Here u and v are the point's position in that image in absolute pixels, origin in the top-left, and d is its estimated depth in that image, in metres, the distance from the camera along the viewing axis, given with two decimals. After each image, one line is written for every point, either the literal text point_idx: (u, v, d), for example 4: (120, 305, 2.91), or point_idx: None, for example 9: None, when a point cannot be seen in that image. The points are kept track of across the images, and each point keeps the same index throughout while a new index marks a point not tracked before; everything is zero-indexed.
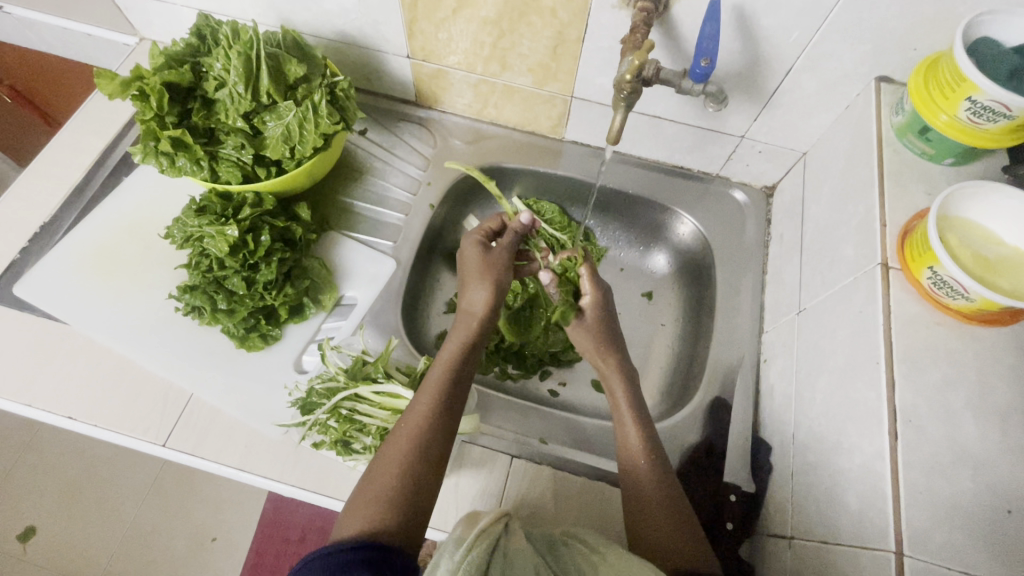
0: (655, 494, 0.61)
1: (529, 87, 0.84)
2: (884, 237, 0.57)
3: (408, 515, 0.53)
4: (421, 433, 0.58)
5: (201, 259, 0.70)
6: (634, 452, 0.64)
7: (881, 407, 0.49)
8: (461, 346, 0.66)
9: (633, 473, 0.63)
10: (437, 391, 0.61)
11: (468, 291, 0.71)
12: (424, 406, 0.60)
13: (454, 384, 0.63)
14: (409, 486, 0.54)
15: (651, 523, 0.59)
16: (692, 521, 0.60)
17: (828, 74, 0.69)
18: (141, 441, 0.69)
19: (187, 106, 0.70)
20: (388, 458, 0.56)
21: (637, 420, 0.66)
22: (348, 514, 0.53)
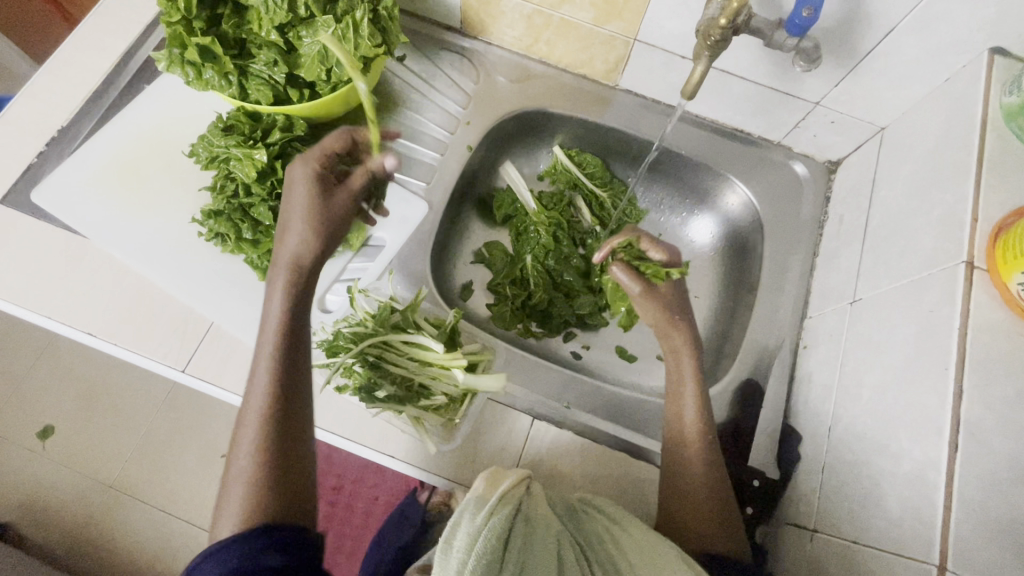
0: (699, 475, 0.60)
1: (588, 24, 0.76)
2: (973, 233, 0.51)
3: (287, 498, 0.48)
4: (265, 412, 0.50)
5: (226, 182, 0.66)
6: (689, 435, 0.62)
7: (944, 416, 0.46)
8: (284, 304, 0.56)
9: (681, 451, 0.62)
10: (270, 351, 0.53)
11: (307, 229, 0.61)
12: (263, 369, 0.52)
13: (294, 337, 0.54)
14: (284, 454, 0.49)
15: (687, 501, 0.60)
16: (728, 505, 0.60)
17: (935, 39, 0.60)
18: (161, 364, 0.68)
19: (217, 12, 0.64)
20: (241, 447, 0.49)
21: (699, 400, 0.64)
22: (230, 497, 0.48)
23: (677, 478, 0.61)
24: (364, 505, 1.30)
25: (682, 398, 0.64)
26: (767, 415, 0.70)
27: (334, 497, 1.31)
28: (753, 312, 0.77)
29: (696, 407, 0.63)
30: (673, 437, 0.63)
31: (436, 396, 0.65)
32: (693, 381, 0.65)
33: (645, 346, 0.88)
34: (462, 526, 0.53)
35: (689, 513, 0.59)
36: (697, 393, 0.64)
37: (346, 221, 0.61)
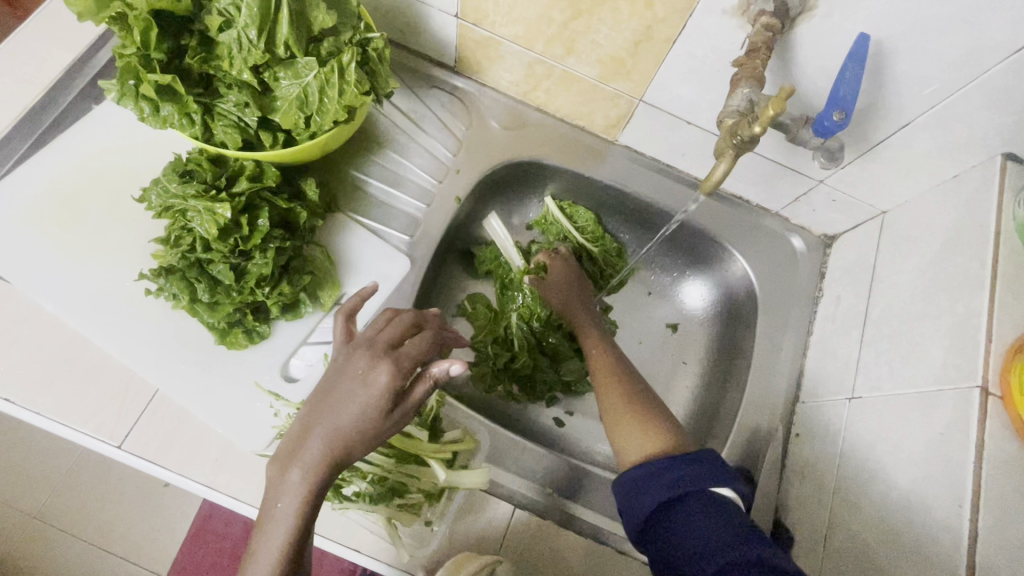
0: (612, 381, 0.64)
1: (593, 80, 0.72)
2: (988, 354, 0.50)
3: None
4: None
5: (183, 234, 0.58)
6: (598, 362, 0.68)
7: (959, 558, 0.44)
8: (302, 504, 0.47)
9: (597, 372, 0.67)
10: (292, 516, 0.47)
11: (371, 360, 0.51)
12: (281, 532, 0.46)
13: (314, 506, 0.47)
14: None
15: (611, 406, 0.61)
16: (655, 403, 0.61)
17: (950, 137, 0.59)
18: (93, 440, 0.59)
19: (180, 43, 0.56)
20: None
21: (601, 344, 0.70)
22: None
23: (602, 395, 0.64)
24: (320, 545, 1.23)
25: (588, 342, 0.71)
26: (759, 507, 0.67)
27: None
28: (746, 391, 0.74)
29: (601, 346, 0.70)
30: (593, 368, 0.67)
31: (411, 493, 0.61)
32: (593, 329, 0.73)
33: None
34: None
35: (621, 422, 0.60)
36: (598, 337, 0.72)
37: (398, 375, 0.51)
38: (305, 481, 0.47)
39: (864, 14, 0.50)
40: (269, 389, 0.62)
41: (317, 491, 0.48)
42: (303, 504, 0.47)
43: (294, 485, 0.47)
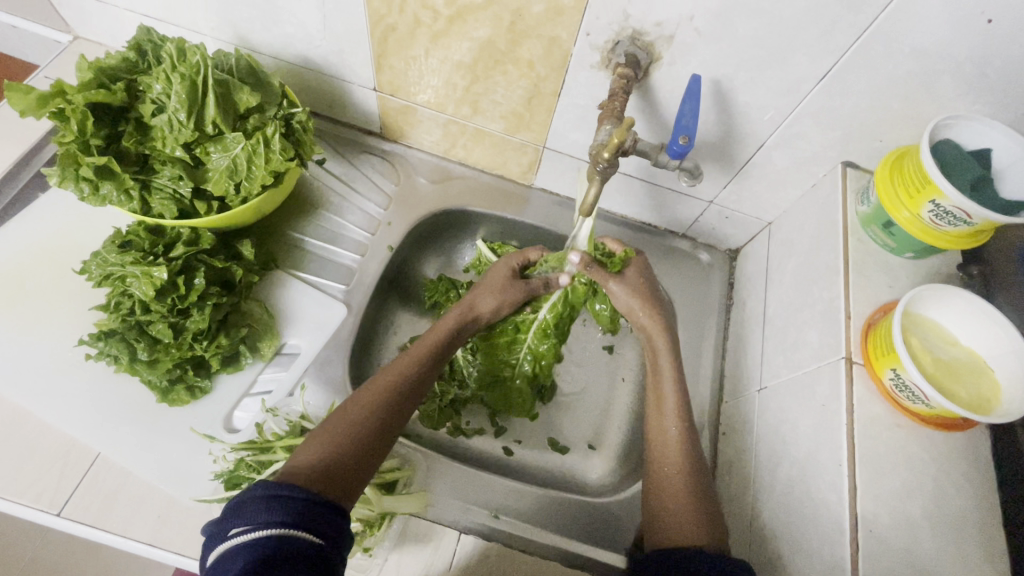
0: (679, 473, 0.61)
1: (500, 133, 0.81)
2: (849, 330, 0.57)
3: (348, 462, 0.53)
4: (353, 424, 0.55)
5: (122, 299, 0.63)
6: (672, 445, 0.63)
7: (843, 512, 0.49)
8: (432, 347, 0.67)
9: (662, 453, 0.63)
10: (388, 390, 0.60)
11: (478, 294, 0.75)
12: (372, 399, 0.58)
13: (403, 397, 0.60)
14: (333, 475, 0.51)
15: (666, 501, 0.59)
16: (714, 507, 0.59)
17: (798, 153, 0.69)
18: (30, 509, 0.59)
19: (117, 129, 0.63)
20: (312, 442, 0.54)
21: (680, 415, 0.65)
22: (298, 451, 0.53)
23: (656, 481, 0.62)
24: None
25: (662, 408, 0.66)
26: None
27: None
28: None
29: (674, 417, 0.65)
30: (656, 449, 0.64)
31: (354, 522, 0.62)
32: (674, 391, 0.67)
33: (577, 436, 0.86)
34: None
35: (670, 513, 0.58)
36: (678, 407, 0.65)
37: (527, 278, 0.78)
38: (398, 373, 0.62)
39: (698, 60, 0.61)
40: (205, 432, 0.64)
41: (407, 383, 0.62)
42: (397, 388, 0.61)
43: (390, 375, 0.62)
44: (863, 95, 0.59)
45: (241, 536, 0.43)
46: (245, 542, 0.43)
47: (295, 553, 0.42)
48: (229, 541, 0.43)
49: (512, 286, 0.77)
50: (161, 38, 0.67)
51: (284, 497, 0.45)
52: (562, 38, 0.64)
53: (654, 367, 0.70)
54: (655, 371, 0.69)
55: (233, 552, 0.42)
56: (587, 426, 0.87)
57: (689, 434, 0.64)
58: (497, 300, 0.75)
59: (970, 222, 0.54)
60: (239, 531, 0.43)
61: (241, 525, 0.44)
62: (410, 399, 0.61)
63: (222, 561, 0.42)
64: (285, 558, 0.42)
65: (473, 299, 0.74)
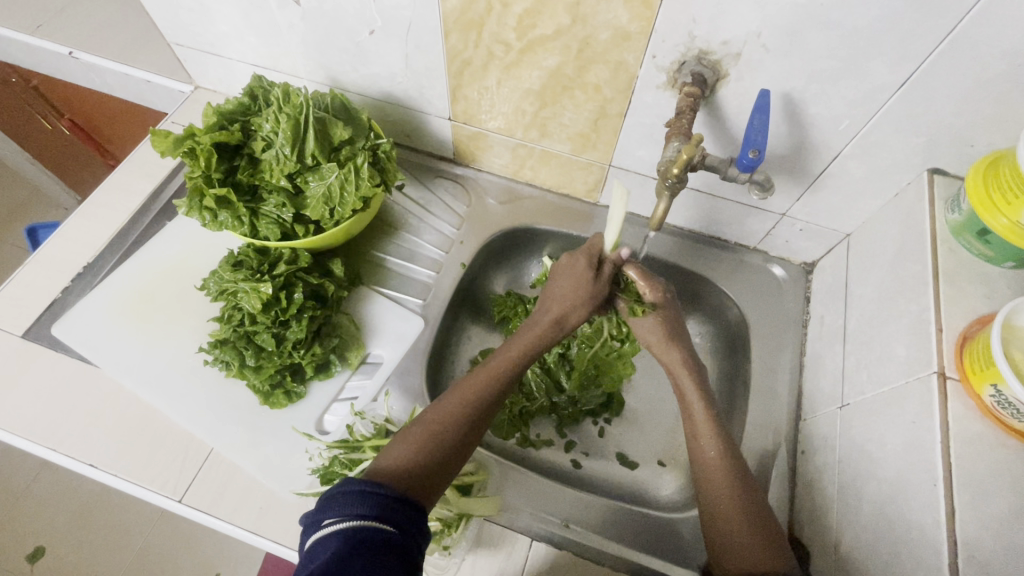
0: (727, 491, 0.60)
1: (567, 154, 0.85)
2: (940, 344, 0.54)
3: (434, 464, 0.57)
4: (438, 428, 0.60)
5: (234, 312, 0.71)
6: (713, 466, 0.62)
7: (941, 536, 0.46)
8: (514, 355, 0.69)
9: (706, 475, 0.62)
10: (467, 398, 0.63)
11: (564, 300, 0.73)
12: (452, 407, 0.62)
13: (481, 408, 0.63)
14: (416, 479, 0.55)
15: (723, 520, 0.58)
16: (768, 518, 0.58)
17: (877, 162, 0.67)
18: (158, 495, 0.68)
19: (233, 164, 0.72)
20: (403, 445, 0.58)
21: (715, 432, 0.65)
22: (388, 451, 0.58)
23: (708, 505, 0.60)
24: None
25: (695, 428, 0.66)
26: None
27: None
28: (748, 413, 0.77)
29: (710, 435, 0.64)
30: (700, 470, 0.63)
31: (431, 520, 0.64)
32: (703, 408, 0.67)
33: (645, 452, 0.86)
34: None
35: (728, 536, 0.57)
36: (712, 424, 0.65)
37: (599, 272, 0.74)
38: (477, 385, 0.65)
39: (767, 74, 0.61)
40: (302, 430, 0.71)
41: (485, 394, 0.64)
42: (477, 397, 0.63)
43: (473, 385, 0.65)
44: (948, 100, 0.57)
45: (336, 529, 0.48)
46: (335, 532, 0.48)
47: (379, 542, 0.47)
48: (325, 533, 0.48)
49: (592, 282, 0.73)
50: (270, 84, 0.76)
51: (370, 492, 0.50)
52: (628, 62, 0.66)
53: (682, 398, 0.70)
54: (685, 403, 0.69)
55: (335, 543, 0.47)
56: (657, 442, 0.86)
57: (728, 448, 0.64)
58: (584, 303, 0.72)
59: None
60: (330, 521, 0.48)
61: (332, 516, 0.49)
62: (489, 411, 0.64)
63: (314, 548, 0.47)
64: (374, 546, 0.47)
65: (556, 304, 0.72)
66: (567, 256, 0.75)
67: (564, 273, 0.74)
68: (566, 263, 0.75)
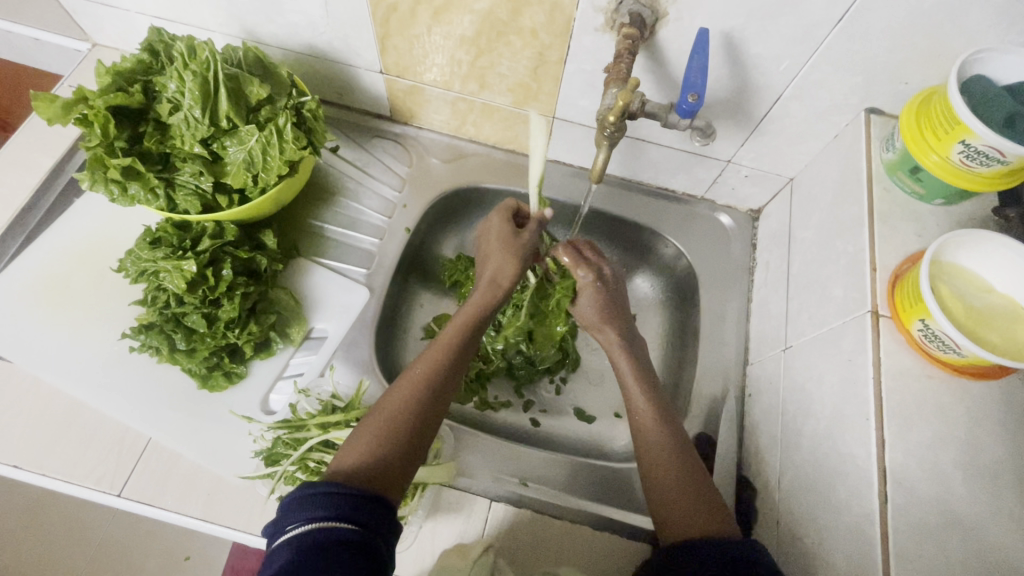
0: (670, 464, 0.61)
1: (508, 106, 0.81)
2: (874, 282, 0.55)
3: (395, 455, 0.55)
4: (396, 417, 0.57)
5: (158, 293, 0.66)
6: (654, 441, 0.63)
7: (871, 466, 0.48)
8: (464, 327, 0.67)
9: (650, 453, 0.63)
10: (419, 383, 0.60)
11: (494, 265, 0.71)
12: (403, 394, 0.60)
13: (434, 393, 0.60)
14: (377, 472, 0.53)
15: (662, 492, 0.60)
16: (706, 484, 0.60)
17: (817, 103, 0.66)
18: (94, 492, 0.64)
19: (139, 130, 0.65)
20: (360, 439, 0.56)
21: (653, 413, 0.65)
22: (343, 450, 0.56)
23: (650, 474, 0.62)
24: None
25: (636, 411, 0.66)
26: (722, 469, 0.70)
27: None
28: (697, 362, 0.78)
29: (652, 416, 0.65)
30: (642, 448, 0.64)
31: None
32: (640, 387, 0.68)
33: (601, 405, 0.87)
34: None
35: (666, 504, 0.59)
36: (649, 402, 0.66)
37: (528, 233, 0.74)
38: (431, 364, 0.62)
39: (706, 13, 0.58)
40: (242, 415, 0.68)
41: (437, 375, 0.61)
42: (430, 381, 0.61)
43: (423, 367, 0.62)
44: (884, 36, 0.56)
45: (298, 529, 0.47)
46: (300, 536, 0.47)
47: (345, 543, 0.46)
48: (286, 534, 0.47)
49: (514, 238, 0.73)
50: (172, 38, 0.68)
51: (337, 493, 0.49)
52: (564, 3, 0.62)
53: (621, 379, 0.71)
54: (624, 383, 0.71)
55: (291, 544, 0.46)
56: (613, 395, 0.88)
57: (667, 425, 0.65)
58: (512, 259, 0.71)
59: (1004, 161, 0.51)
60: (295, 525, 0.47)
61: (297, 520, 0.48)
62: (444, 393, 0.62)
63: (279, 551, 0.46)
64: (338, 549, 0.46)
65: (489, 270, 0.71)
66: (483, 222, 0.77)
67: (489, 241, 0.74)
68: (484, 230, 0.76)
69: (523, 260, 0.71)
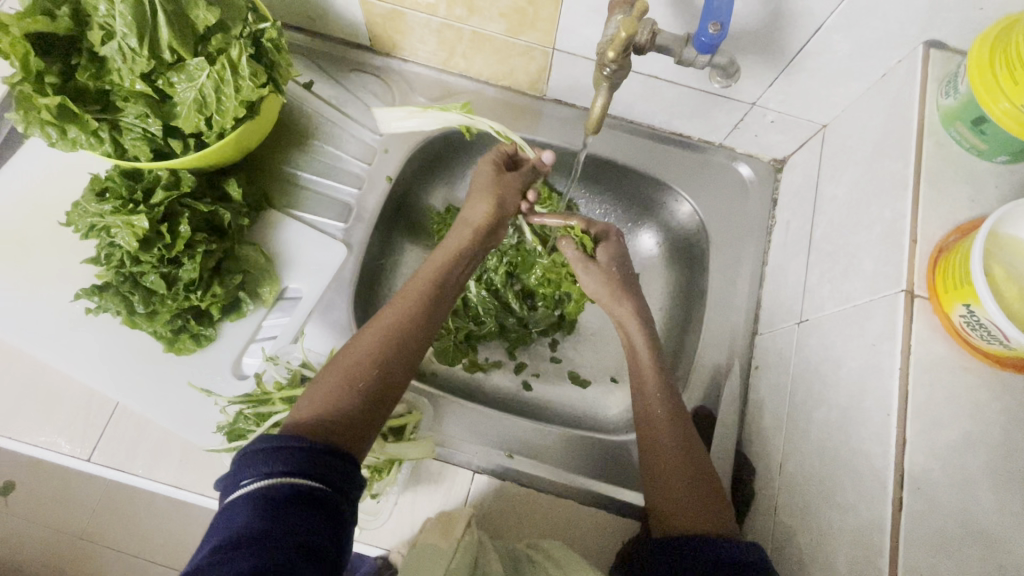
0: (668, 450, 0.58)
1: (502, 36, 0.70)
2: (912, 257, 0.47)
3: (361, 403, 0.49)
4: (358, 363, 0.51)
5: (111, 250, 0.60)
6: (659, 424, 0.60)
7: (887, 467, 0.43)
8: (440, 267, 0.63)
9: (652, 433, 0.60)
10: (389, 330, 0.55)
11: (471, 205, 0.68)
12: (374, 345, 0.53)
13: (405, 339, 0.55)
14: (342, 423, 0.47)
15: (664, 478, 0.57)
16: (707, 477, 0.57)
17: (865, 35, 0.55)
18: (64, 455, 0.62)
19: (71, 62, 0.57)
20: (320, 388, 0.50)
21: (662, 397, 0.62)
22: (301, 404, 0.49)
23: (649, 461, 0.59)
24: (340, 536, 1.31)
25: (644, 389, 0.63)
26: (721, 445, 0.66)
27: None
28: (703, 330, 0.73)
29: (660, 397, 0.62)
30: (642, 427, 0.62)
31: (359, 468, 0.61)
32: (653, 372, 0.65)
33: (597, 369, 0.83)
34: None
35: (660, 479, 0.57)
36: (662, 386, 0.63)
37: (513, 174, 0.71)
38: (403, 311, 0.57)
39: None
40: (201, 387, 0.64)
41: (405, 323, 0.56)
42: (400, 331, 0.55)
43: (398, 317, 0.56)
44: None
45: (251, 486, 0.41)
46: (257, 494, 0.40)
47: (304, 500, 0.40)
48: (239, 490, 0.41)
49: (501, 179, 0.69)
50: None
51: (290, 445, 0.42)
52: None
53: (633, 355, 0.68)
54: (636, 360, 0.67)
55: (241, 503, 0.40)
56: (610, 359, 0.84)
57: (671, 403, 0.62)
58: (490, 201, 0.68)
59: None
60: (249, 481, 0.41)
61: (254, 475, 0.41)
62: (416, 343, 0.56)
63: (229, 511, 0.40)
64: (299, 505, 0.40)
65: (466, 210, 0.68)
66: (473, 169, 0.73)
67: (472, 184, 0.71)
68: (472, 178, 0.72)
69: (499, 203, 0.68)
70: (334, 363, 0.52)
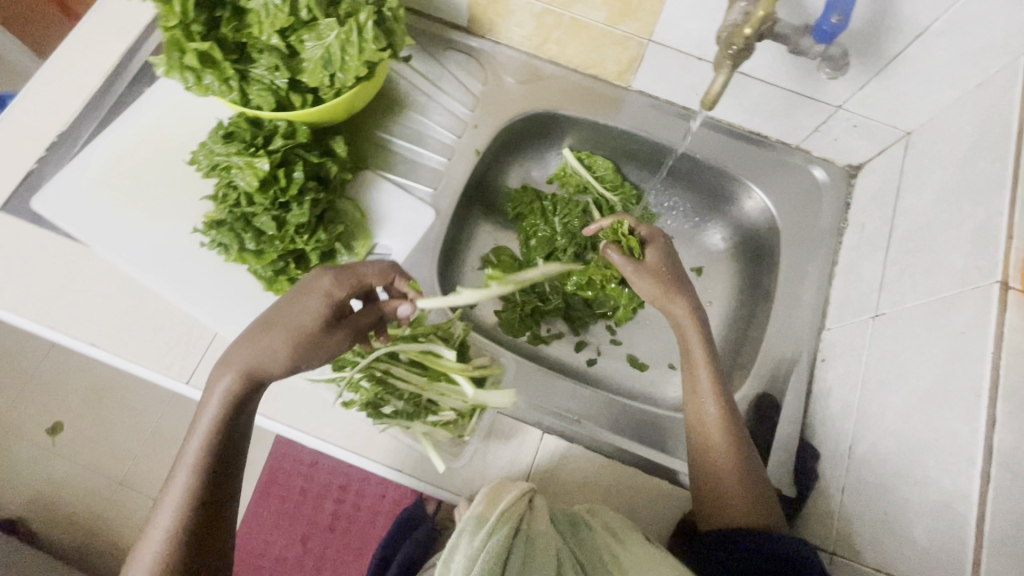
0: (721, 445, 0.60)
1: (600, 24, 0.73)
2: (1008, 251, 0.49)
3: (195, 518, 0.51)
4: (192, 482, 0.52)
5: (229, 190, 0.65)
6: (712, 418, 0.62)
7: (976, 444, 0.44)
8: (316, 359, 0.57)
9: (704, 435, 0.62)
10: (204, 452, 0.53)
11: (312, 295, 0.57)
12: (187, 464, 0.52)
13: (225, 447, 0.54)
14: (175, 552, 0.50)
15: (717, 477, 0.59)
16: (757, 468, 0.60)
17: (967, 43, 0.57)
18: (165, 376, 0.66)
19: (216, 14, 0.62)
20: (163, 512, 0.52)
21: (715, 389, 0.63)
22: (156, 518, 0.52)
23: (700, 459, 0.61)
24: (371, 503, 1.32)
25: (696, 389, 0.64)
26: (785, 430, 0.68)
27: (341, 496, 1.32)
28: (771, 322, 0.75)
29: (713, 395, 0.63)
30: (694, 423, 0.63)
31: (446, 411, 0.66)
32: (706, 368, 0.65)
33: (656, 355, 0.85)
34: (458, 552, 0.52)
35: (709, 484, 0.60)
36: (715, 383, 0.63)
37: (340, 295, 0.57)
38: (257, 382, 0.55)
39: None
40: None
41: (216, 436, 0.54)
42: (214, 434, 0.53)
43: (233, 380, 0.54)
44: None
45: None
46: None
47: None
48: None
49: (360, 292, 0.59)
50: None
51: None
52: None
53: (686, 353, 0.67)
54: (689, 359, 0.66)
55: None
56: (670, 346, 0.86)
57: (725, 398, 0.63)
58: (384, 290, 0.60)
59: None
60: None
61: None
62: (234, 441, 0.55)
63: None
64: None
65: (321, 292, 0.57)
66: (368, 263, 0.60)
67: (349, 266, 0.59)
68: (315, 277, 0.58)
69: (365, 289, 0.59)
70: (183, 453, 0.53)
